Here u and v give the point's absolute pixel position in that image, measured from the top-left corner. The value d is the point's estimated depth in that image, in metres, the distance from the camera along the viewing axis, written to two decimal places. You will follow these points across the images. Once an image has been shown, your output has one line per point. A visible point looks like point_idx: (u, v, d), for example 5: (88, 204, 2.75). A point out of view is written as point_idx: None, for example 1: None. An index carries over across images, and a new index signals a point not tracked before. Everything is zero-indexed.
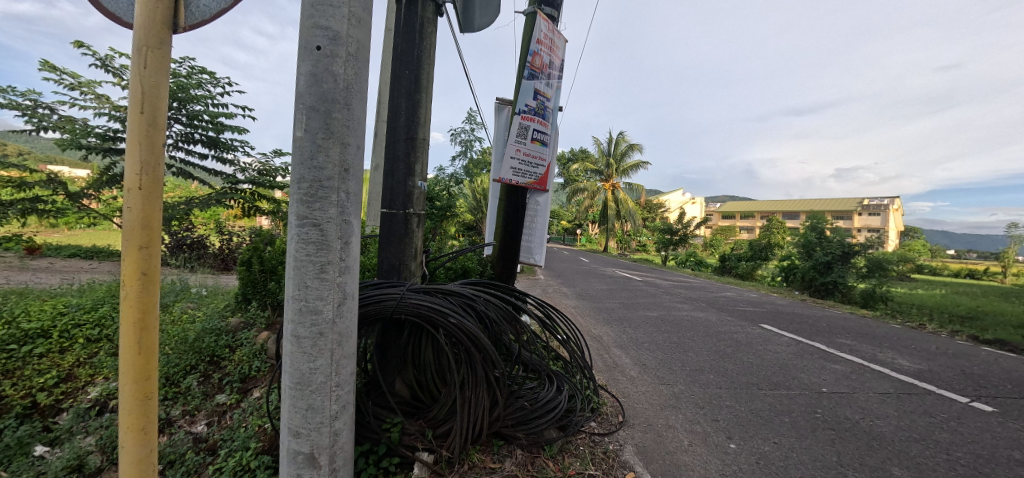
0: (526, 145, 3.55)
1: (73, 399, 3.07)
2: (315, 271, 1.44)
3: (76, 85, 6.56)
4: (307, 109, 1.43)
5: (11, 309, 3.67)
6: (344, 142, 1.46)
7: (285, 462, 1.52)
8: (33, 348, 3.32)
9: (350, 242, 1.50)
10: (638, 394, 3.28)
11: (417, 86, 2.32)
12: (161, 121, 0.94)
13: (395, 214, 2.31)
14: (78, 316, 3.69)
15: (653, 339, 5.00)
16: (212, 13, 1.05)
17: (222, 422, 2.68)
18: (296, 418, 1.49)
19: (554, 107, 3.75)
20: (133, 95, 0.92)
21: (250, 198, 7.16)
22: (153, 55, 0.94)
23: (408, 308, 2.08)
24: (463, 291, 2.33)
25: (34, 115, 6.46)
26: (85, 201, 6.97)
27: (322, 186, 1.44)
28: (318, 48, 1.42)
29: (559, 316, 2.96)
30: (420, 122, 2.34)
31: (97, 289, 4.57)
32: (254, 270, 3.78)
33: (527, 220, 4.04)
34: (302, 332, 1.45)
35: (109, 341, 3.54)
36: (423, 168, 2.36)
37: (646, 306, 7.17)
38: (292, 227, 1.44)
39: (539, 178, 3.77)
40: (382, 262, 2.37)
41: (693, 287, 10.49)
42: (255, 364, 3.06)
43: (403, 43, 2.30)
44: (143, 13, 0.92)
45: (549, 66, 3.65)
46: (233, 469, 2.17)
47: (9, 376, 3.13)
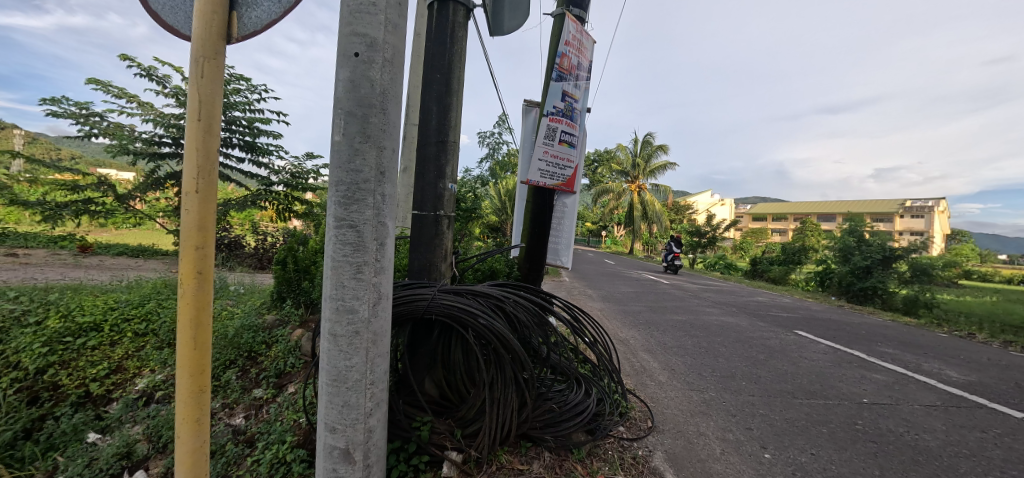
0: (553, 147, 3.58)
1: (123, 390, 3.25)
2: (352, 271, 1.48)
3: (123, 94, 6.98)
4: (345, 113, 1.48)
5: (68, 303, 3.93)
6: (380, 146, 1.49)
7: (322, 457, 1.57)
8: (87, 341, 3.54)
9: (384, 243, 1.53)
10: (667, 400, 3.22)
11: (448, 89, 2.35)
12: (216, 128, 0.97)
13: (426, 215, 2.35)
14: (127, 310, 3.86)
15: (681, 344, 4.90)
16: (263, 26, 0.99)
17: (259, 416, 2.77)
18: (332, 414, 1.54)
19: (583, 109, 3.77)
20: (189, 105, 0.94)
21: (283, 200, 7.74)
22: (210, 66, 0.96)
23: (439, 308, 2.10)
24: (492, 292, 2.34)
25: (86, 122, 6.91)
26: (131, 203, 7.43)
27: (359, 188, 1.48)
28: (355, 54, 1.47)
29: (586, 319, 2.93)
30: (450, 125, 2.36)
31: (142, 286, 4.82)
32: (288, 268, 3.94)
33: (554, 221, 4.02)
34: (338, 330, 1.49)
35: (155, 335, 3.70)
36: (453, 171, 2.39)
37: (673, 310, 7.03)
38: (331, 228, 1.49)
39: (567, 180, 3.77)
40: (413, 263, 2.41)
41: (724, 291, 10.20)
42: (289, 361, 3.16)
43: (434, 48, 2.34)
44: (199, 25, 0.95)
45: (577, 68, 3.64)
46: (271, 462, 2.26)
47: (67, 367, 3.38)
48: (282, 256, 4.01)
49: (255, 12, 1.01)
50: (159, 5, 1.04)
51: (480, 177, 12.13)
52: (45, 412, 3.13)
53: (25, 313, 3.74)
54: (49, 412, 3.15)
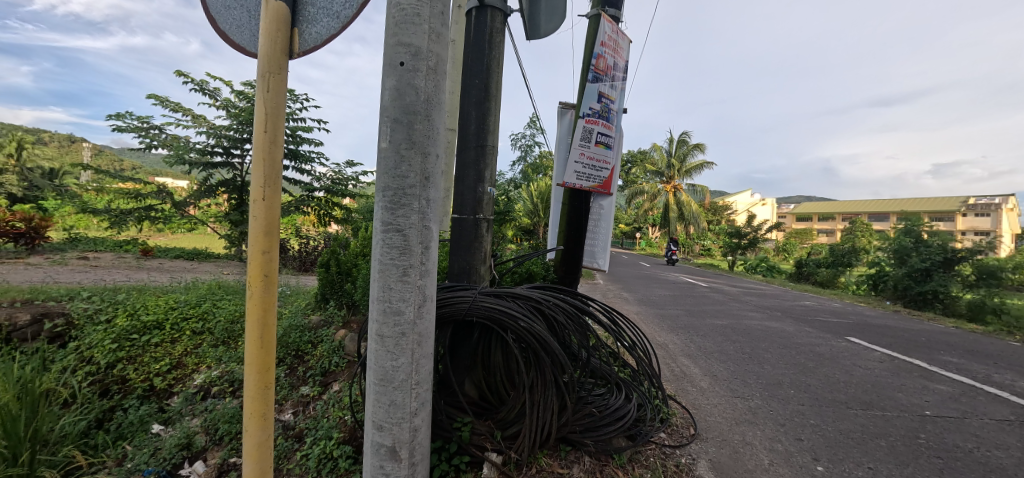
0: (589, 149, 3.58)
1: (182, 384, 3.47)
2: (398, 274, 1.52)
3: (180, 108, 7.48)
4: (392, 121, 1.52)
5: (134, 303, 4.23)
6: (425, 152, 1.53)
7: (369, 454, 1.62)
8: (151, 338, 3.80)
9: (429, 247, 1.57)
10: (710, 407, 3.12)
11: (486, 94, 2.39)
12: (281, 139, 0.97)
13: (465, 219, 2.39)
14: (185, 310, 4.12)
15: (724, 349, 4.73)
16: (323, 38, 0.99)
17: (307, 413, 2.88)
18: (379, 412, 1.58)
19: (619, 110, 3.75)
20: (257, 117, 0.96)
21: (323, 205, 7.91)
22: (275, 80, 0.97)
23: (479, 310, 2.13)
24: (532, 295, 2.34)
25: (147, 135, 7.43)
26: (187, 209, 7.92)
27: (405, 194, 1.52)
28: (400, 64, 1.51)
29: (625, 322, 2.89)
30: (489, 130, 2.40)
31: (198, 287, 5.14)
32: (331, 271, 4.10)
33: (590, 223, 4.00)
34: (385, 332, 1.54)
35: (211, 334, 3.92)
36: (492, 174, 2.42)
37: (713, 314, 6.80)
38: (378, 232, 1.54)
39: (603, 181, 3.77)
40: (453, 265, 2.46)
41: (766, 295, 9.79)
42: (334, 360, 3.28)
43: (472, 53, 2.38)
44: (266, 40, 0.96)
45: (613, 68, 3.61)
46: (319, 457, 2.35)
47: (133, 362, 3.63)
48: (325, 259, 4.18)
49: (316, 27, 1.00)
50: (229, 25, 1.08)
51: (512, 180, 12.19)
52: (114, 404, 3.38)
53: (96, 312, 4.06)
54: (118, 403, 3.40)
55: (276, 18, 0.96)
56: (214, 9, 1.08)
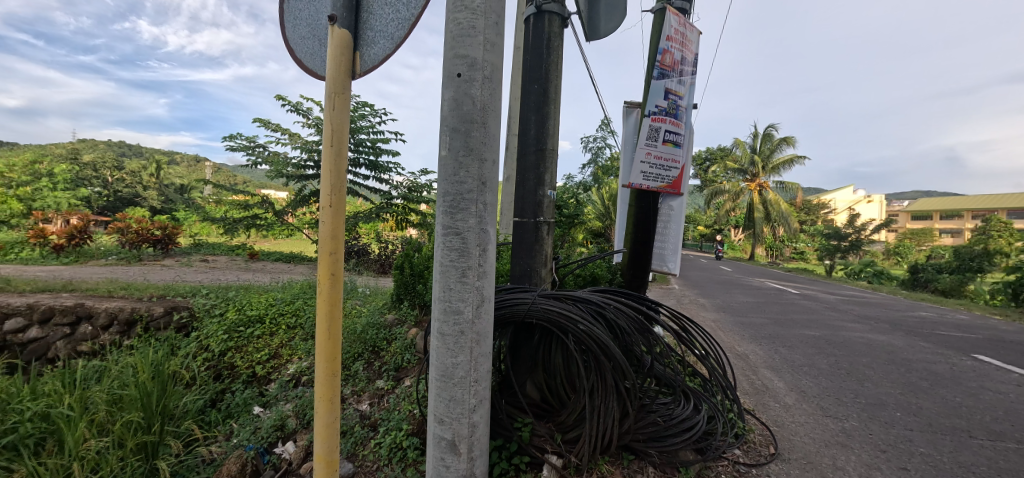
0: (657, 148, 3.47)
1: (278, 372, 3.89)
2: (458, 275, 1.60)
3: (280, 128, 8.43)
4: (450, 129, 1.61)
5: (242, 299, 4.83)
6: (481, 158, 1.59)
7: (432, 446, 1.71)
8: (254, 330, 4.32)
9: (487, 249, 1.62)
10: (795, 425, 2.85)
11: (545, 98, 2.41)
12: (345, 151, 1.06)
13: (526, 222, 2.43)
14: (282, 306, 4.62)
15: (814, 363, 4.29)
16: (380, 58, 1.07)
17: (381, 404, 3.08)
18: (441, 407, 1.67)
19: (689, 105, 3.59)
20: (325, 132, 1.05)
21: (401, 211, 8.54)
22: (339, 99, 1.06)
23: (539, 313, 2.15)
24: (593, 298, 2.31)
25: (253, 152, 8.45)
26: (286, 217, 8.92)
27: (463, 198, 1.59)
28: (458, 74, 1.59)
29: (695, 330, 2.74)
30: (549, 133, 2.42)
31: (293, 286, 5.73)
32: (405, 273, 4.37)
33: (660, 225, 3.86)
34: (446, 330, 1.62)
35: (302, 328, 4.33)
36: (552, 177, 2.44)
37: (804, 324, 6.18)
38: (440, 235, 1.63)
39: (672, 181, 3.62)
40: (515, 268, 2.50)
41: (872, 304, 8.68)
42: (406, 356, 3.48)
43: (531, 59, 2.42)
44: (332, 64, 1.06)
45: (681, 63, 3.47)
46: (390, 446, 2.52)
47: (241, 350, 4.17)
48: (400, 262, 4.47)
49: (374, 49, 1.08)
50: (304, 54, 1.21)
51: (581, 183, 12.07)
52: (225, 387, 3.89)
53: (212, 306, 4.69)
54: (228, 386, 3.91)
55: (341, 43, 1.06)
56: (294, 42, 1.22)
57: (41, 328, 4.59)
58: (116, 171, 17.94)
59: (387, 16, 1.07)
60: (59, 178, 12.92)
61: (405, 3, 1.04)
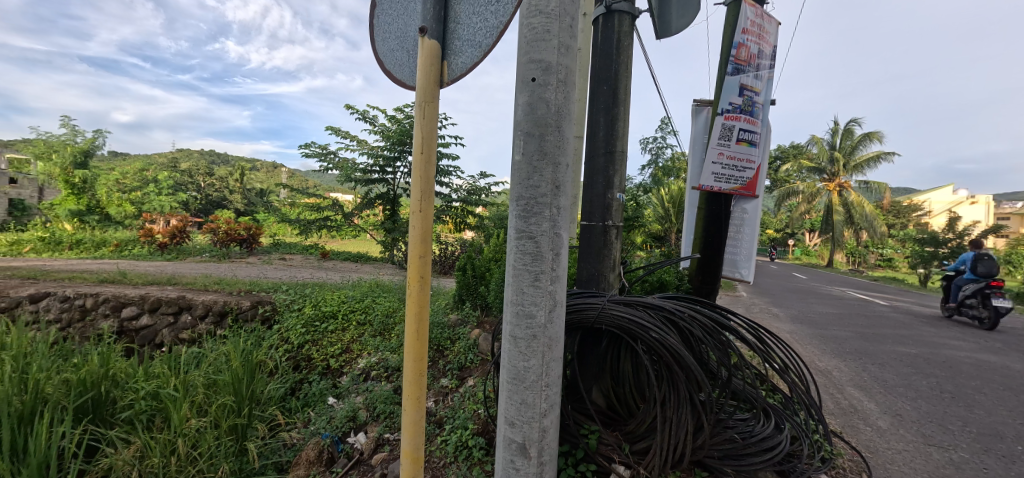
0: (730, 148, 3.28)
1: (349, 366, 4.13)
2: (531, 279, 1.60)
3: (349, 135, 8.96)
4: (525, 134, 1.61)
5: (317, 295, 5.19)
6: (556, 162, 1.58)
7: (502, 448, 1.72)
8: (328, 325, 4.61)
9: (559, 253, 1.61)
10: (892, 452, 2.57)
11: (615, 99, 2.37)
12: (433, 158, 1.09)
13: (594, 226, 2.40)
14: (353, 303, 4.90)
15: (911, 383, 3.85)
16: (467, 66, 1.08)
17: (446, 402, 3.17)
18: (512, 409, 1.67)
19: (766, 101, 3.37)
20: (416, 140, 1.09)
21: (459, 213, 8.79)
22: (428, 107, 1.09)
23: (609, 319, 2.11)
24: (665, 305, 2.22)
25: (325, 158, 9.04)
26: (353, 219, 9.45)
27: (537, 202, 1.58)
28: (532, 79, 1.59)
29: (776, 342, 2.55)
30: (618, 135, 2.37)
31: (361, 284, 6.07)
32: (467, 274, 4.49)
33: (731, 229, 3.66)
34: (518, 333, 1.62)
35: (370, 324, 4.56)
36: (621, 180, 2.39)
37: (896, 339, 5.58)
38: (513, 239, 1.64)
39: (747, 183, 3.42)
40: (581, 272, 2.47)
41: (980, 319, 7.65)
42: (469, 357, 3.55)
43: (600, 60, 2.39)
44: (422, 74, 1.10)
45: (757, 57, 3.27)
46: (456, 444, 2.58)
47: (317, 343, 4.47)
48: (463, 264, 4.60)
49: (462, 58, 1.10)
50: (393, 65, 1.26)
51: (640, 184, 11.73)
52: (303, 377, 4.18)
53: (291, 301, 5.08)
54: (305, 376, 4.21)
55: (430, 55, 1.10)
56: (383, 54, 1.29)
57: (151, 316, 5.19)
58: (208, 177, 19.98)
59: (475, 25, 1.07)
60: (163, 184, 14.59)
61: (494, 10, 1.04)
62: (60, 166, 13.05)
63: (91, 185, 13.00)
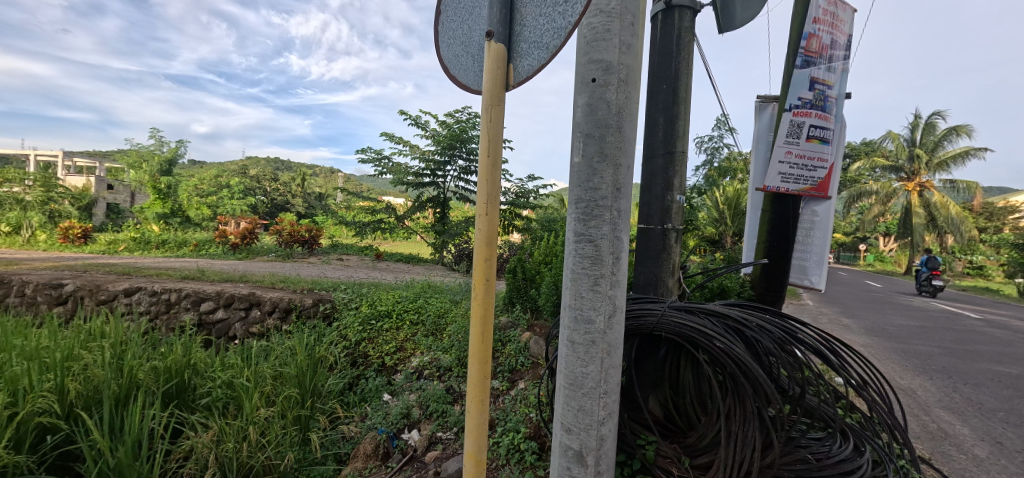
0: (799, 146, 3.09)
1: (403, 364, 4.26)
2: (590, 283, 1.57)
3: (403, 140, 9.29)
4: (584, 135, 1.59)
5: (373, 295, 5.41)
6: (617, 164, 1.54)
7: (558, 454, 1.70)
8: (384, 324, 4.80)
9: (620, 257, 1.56)
10: None
11: (675, 98, 2.29)
12: (499, 161, 1.09)
13: (652, 229, 2.32)
14: (406, 303, 5.06)
15: (1015, 408, 3.41)
16: (534, 68, 1.08)
17: (497, 404, 3.18)
18: (569, 416, 1.65)
19: (841, 95, 3.12)
20: (482, 144, 1.10)
21: (507, 216, 8.87)
22: (493, 111, 1.10)
23: (669, 326, 2.03)
24: (730, 313, 2.10)
25: (380, 163, 9.43)
26: (406, 221, 9.78)
27: (597, 205, 1.55)
28: (592, 80, 1.56)
29: (855, 356, 2.33)
30: (678, 135, 2.28)
31: (414, 285, 6.25)
32: (518, 277, 4.50)
33: (799, 233, 3.43)
34: (577, 338, 1.60)
35: (423, 324, 4.68)
36: (681, 181, 2.30)
37: (995, 357, 4.97)
38: (571, 242, 1.62)
39: (818, 183, 3.19)
40: (638, 277, 2.40)
41: None
42: (520, 359, 3.55)
43: (659, 58, 2.31)
44: (488, 79, 1.11)
45: (831, 47, 3.04)
46: (508, 447, 2.59)
47: (374, 341, 4.65)
48: (513, 266, 4.60)
49: (528, 60, 1.09)
50: (458, 70, 1.29)
51: (694, 185, 11.27)
52: (360, 372, 4.37)
53: (349, 300, 5.32)
54: (362, 372, 4.39)
55: (497, 58, 1.11)
56: (448, 60, 1.31)
57: (225, 310, 5.62)
58: (274, 182, 21.44)
59: (542, 26, 1.06)
60: (235, 188, 15.81)
61: (561, 11, 1.01)
62: (149, 173, 14.50)
63: (174, 190, 14.33)
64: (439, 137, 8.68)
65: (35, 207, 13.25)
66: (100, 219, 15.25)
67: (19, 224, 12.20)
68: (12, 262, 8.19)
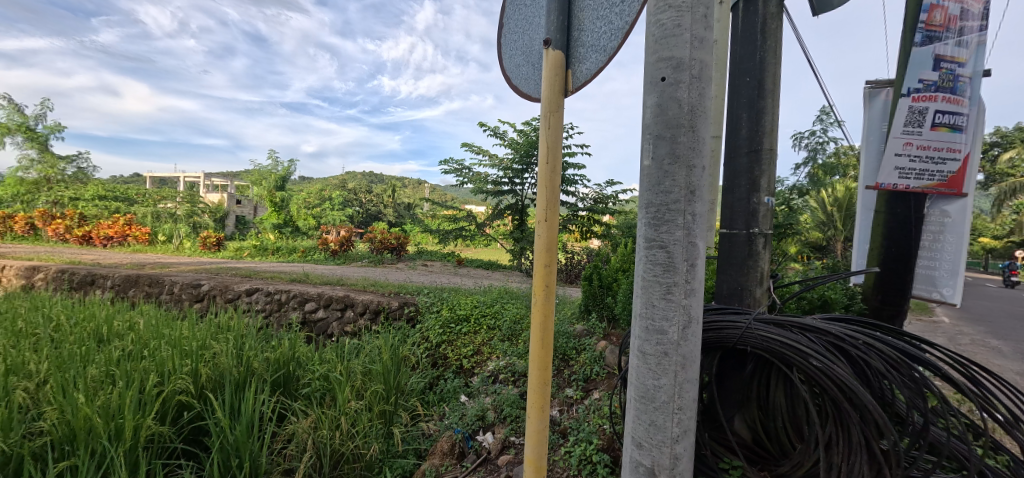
0: (922, 136, 2.70)
1: (479, 368, 4.38)
2: (662, 292, 1.49)
3: (481, 150, 9.62)
4: (654, 137, 1.53)
5: (453, 299, 5.65)
6: (690, 165, 1.45)
7: (629, 470, 1.63)
8: (462, 327, 4.99)
9: (695, 264, 1.47)
10: None
11: (761, 92, 2.10)
12: (557, 167, 1.09)
13: (736, 234, 2.15)
14: (484, 309, 5.21)
15: None
16: (592, 71, 1.06)
17: (570, 412, 3.14)
18: (640, 430, 1.57)
19: (978, 72, 2.63)
20: (542, 151, 1.11)
21: (585, 222, 8.75)
22: (552, 118, 1.10)
23: (755, 340, 1.85)
24: (830, 329, 1.85)
25: (461, 173, 9.86)
26: (485, 229, 10.08)
27: (669, 209, 1.47)
28: (662, 79, 1.50)
29: (1002, 384, 1.91)
30: (765, 131, 2.09)
31: (492, 291, 6.41)
32: (594, 284, 4.40)
33: (925, 237, 2.93)
34: (648, 349, 1.53)
35: (499, 329, 4.79)
36: (770, 181, 2.10)
37: None
38: (642, 248, 1.56)
39: (950, 178, 2.73)
40: (720, 286, 2.23)
41: None
42: (595, 369, 3.48)
43: (741, 50, 2.15)
44: (547, 85, 1.11)
45: (963, 17, 2.58)
46: (579, 457, 2.54)
47: (453, 343, 4.86)
48: (589, 273, 4.52)
49: (586, 65, 1.08)
50: (519, 80, 1.32)
51: (794, 185, 10.19)
52: (440, 373, 4.59)
53: (431, 304, 5.62)
54: (442, 373, 4.60)
55: (555, 65, 1.11)
56: (510, 70, 1.35)
57: (325, 310, 6.24)
58: (368, 194, 23.37)
59: (599, 29, 1.05)
60: (336, 200, 17.53)
61: (618, 12, 0.99)
62: (268, 189, 16.63)
63: (287, 204, 16.26)
64: (516, 146, 8.87)
65: (183, 219, 15.85)
66: (230, 229, 17.81)
67: (171, 234, 14.67)
68: (165, 266, 9.88)
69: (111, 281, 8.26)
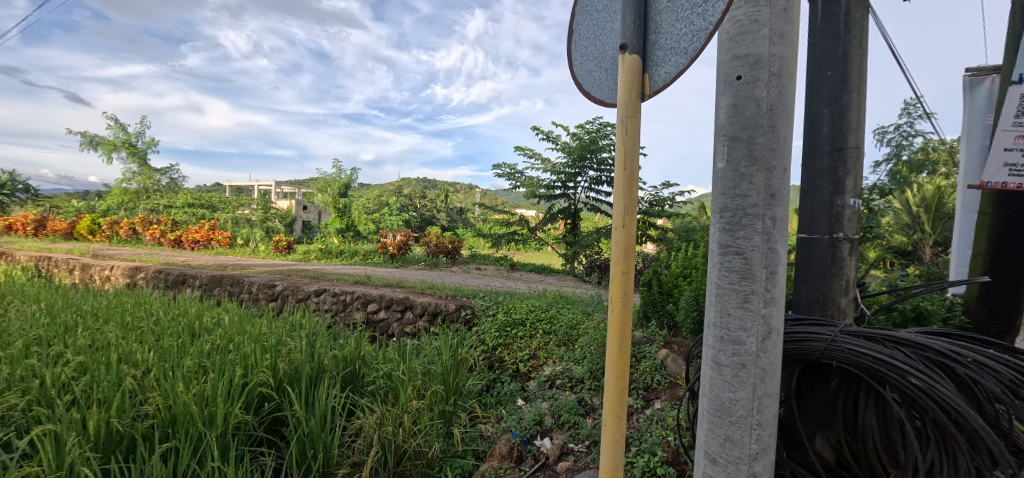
0: None
1: (536, 372, 4.40)
2: (739, 300, 1.42)
3: (534, 154, 9.67)
4: (729, 138, 1.46)
5: (508, 303, 5.71)
6: (769, 167, 1.37)
7: None
8: (518, 331, 5.03)
9: (776, 272, 1.38)
10: None
11: (845, 86, 1.96)
12: (636, 174, 1.08)
13: (818, 239, 2.01)
14: (539, 313, 5.22)
15: None
16: (671, 74, 1.04)
17: (631, 422, 3.07)
18: (714, 445, 1.50)
19: None
20: (619, 158, 1.10)
21: (641, 225, 8.52)
22: (629, 123, 1.09)
23: (842, 354, 1.71)
24: (932, 344, 1.67)
25: (514, 178, 9.96)
26: (538, 233, 10.09)
27: (747, 213, 1.40)
28: (738, 77, 1.43)
29: None
30: (850, 128, 1.94)
31: (546, 295, 6.41)
32: (653, 290, 4.27)
33: None
34: (723, 360, 1.46)
35: (555, 334, 4.78)
36: (856, 182, 1.95)
37: None
38: (716, 254, 1.49)
39: None
40: (799, 294, 2.09)
41: None
42: (656, 377, 3.38)
43: (821, 43, 2.01)
44: (623, 90, 1.11)
45: None
46: (642, 469, 2.48)
47: (509, 347, 4.91)
48: (648, 279, 4.40)
49: (665, 68, 1.06)
50: (590, 85, 1.31)
51: (875, 185, 9.32)
52: (496, 376, 4.65)
53: (487, 307, 5.72)
54: (498, 376, 4.66)
55: (631, 70, 1.10)
56: (581, 76, 1.34)
57: (386, 311, 6.53)
58: (423, 199, 24.16)
59: (679, 32, 1.02)
60: (394, 205, 18.29)
61: (700, 13, 0.97)
62: (331, 196, 17.68)
63: (349, 209, 17.19)
64: (569, 149, 8.83)
65: (257, 224, 17.22)
66: (298, 233, 19.10)
67: (247, 238, 15.97)
68: (244, 267, 10.78)
69: (199, 280, 9.12)
